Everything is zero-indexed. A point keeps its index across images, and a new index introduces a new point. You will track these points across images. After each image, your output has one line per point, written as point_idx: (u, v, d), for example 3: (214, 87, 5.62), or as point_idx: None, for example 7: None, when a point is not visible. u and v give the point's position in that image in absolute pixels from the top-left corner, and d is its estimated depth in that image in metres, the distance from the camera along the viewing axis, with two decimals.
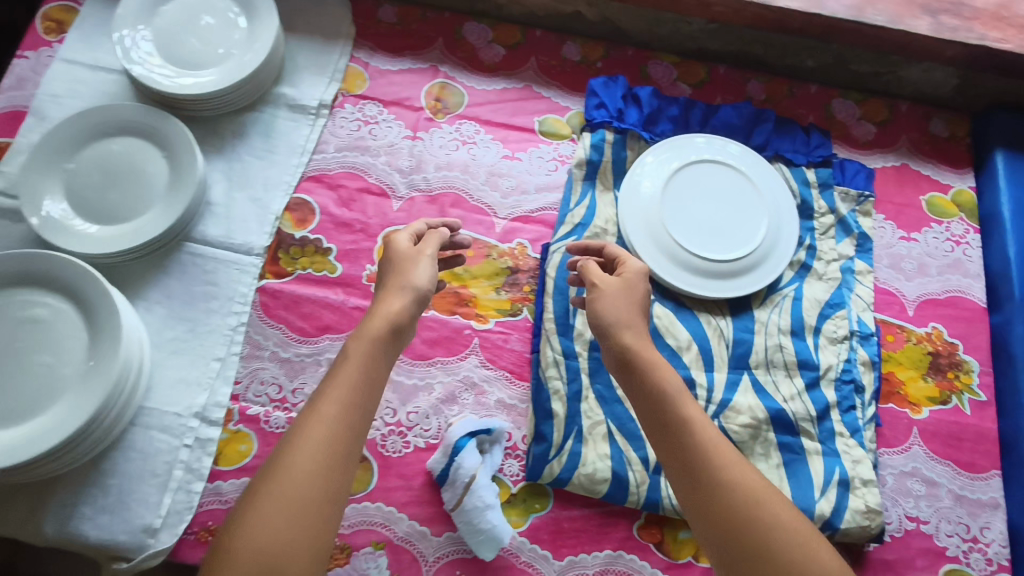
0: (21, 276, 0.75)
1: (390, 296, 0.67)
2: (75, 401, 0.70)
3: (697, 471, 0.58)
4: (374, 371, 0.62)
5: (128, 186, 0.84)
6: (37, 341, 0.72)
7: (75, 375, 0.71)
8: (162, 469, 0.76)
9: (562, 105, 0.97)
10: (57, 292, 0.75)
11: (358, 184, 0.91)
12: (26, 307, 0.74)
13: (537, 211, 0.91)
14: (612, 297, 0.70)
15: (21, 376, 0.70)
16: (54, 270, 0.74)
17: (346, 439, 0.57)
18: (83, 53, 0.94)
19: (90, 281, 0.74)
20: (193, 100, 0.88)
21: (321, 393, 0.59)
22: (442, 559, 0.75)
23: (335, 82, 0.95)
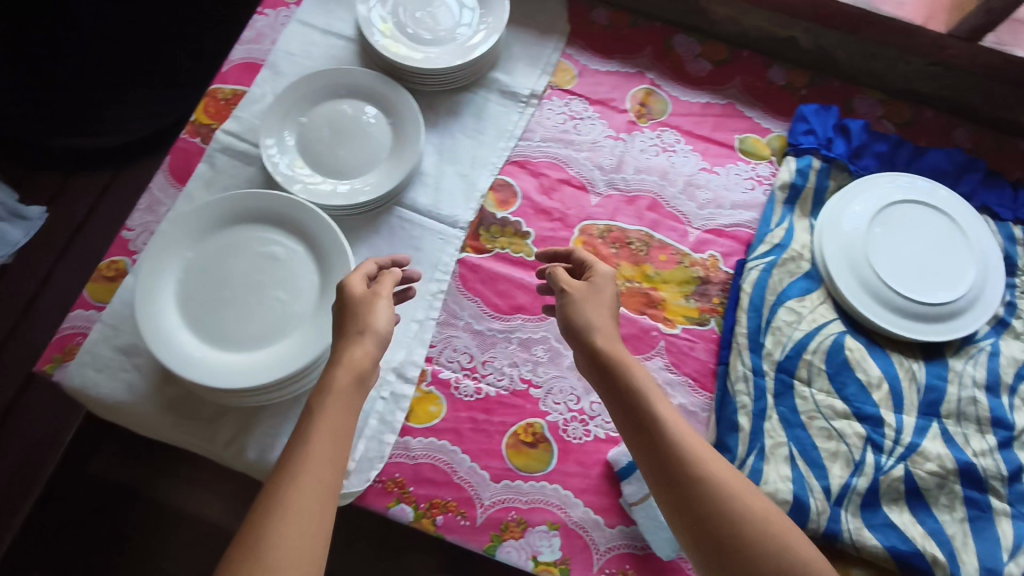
0: (264, 215, 0.80)
1: (359, 345, 0.66)
2: (304, 339, 0.74)
3: (657, 458, 0.63)
4: (344, 427, 0.61)
5: (354, 145, 0.89)
6: (273, 277, 0.78)
7: (305, 314, 0.76)
8: (357, 415, 0.80)
9: (763, 126, 0.97)
10: (294, 235, 0.80)
11: (560, 174, 0.93)
12: (265, 245, 0.79)
13: (730, 227, 0.91)
14: (600, 302, 0.73)
15: (260, 308, 0.76)
16: (294, 215, 0.80)
17: (326, 497, 0.56)
18: (316, 16, 1.00)
19: (326, 230, 0.78)
20: (422, 74, 0.92)
21: (300, 454, 0.58)
22: (613, 551, 0.76)
23: (546, 75, 0.98)
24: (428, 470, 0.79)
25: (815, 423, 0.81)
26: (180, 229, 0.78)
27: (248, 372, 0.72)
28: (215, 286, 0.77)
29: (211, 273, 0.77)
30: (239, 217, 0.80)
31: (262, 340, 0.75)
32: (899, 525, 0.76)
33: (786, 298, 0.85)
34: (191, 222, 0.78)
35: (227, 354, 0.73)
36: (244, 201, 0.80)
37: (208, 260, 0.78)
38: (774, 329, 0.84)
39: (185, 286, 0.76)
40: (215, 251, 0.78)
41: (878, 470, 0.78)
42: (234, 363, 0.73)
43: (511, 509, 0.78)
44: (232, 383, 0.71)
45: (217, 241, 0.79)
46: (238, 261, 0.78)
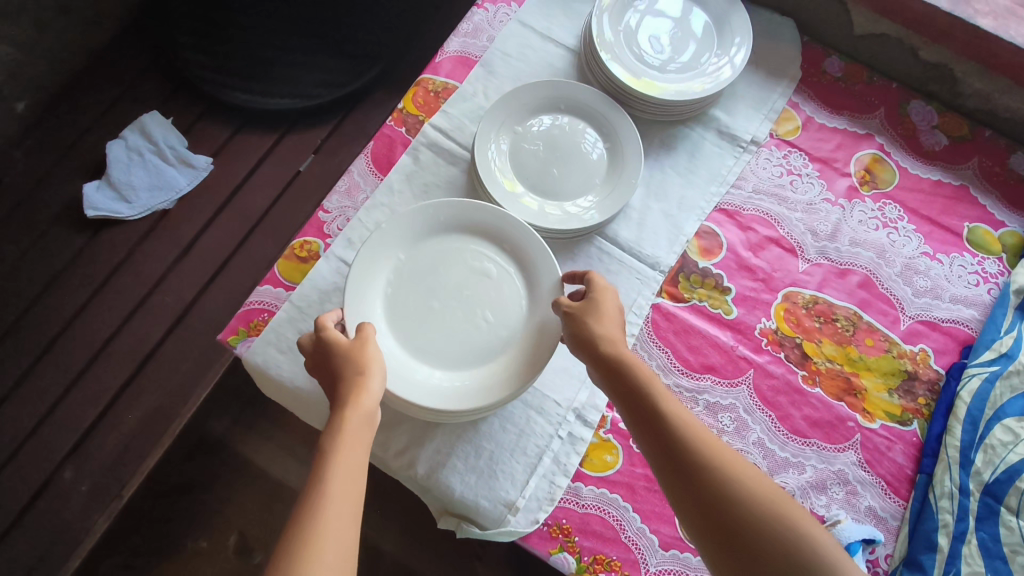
0: (479, 228, 0.78)
1: (363, 388, 0.60)
2: (506, 370, 0.72)
3: (665, 450, 0.59)
4: (359, 464, 0.55)
5: (568, 166, 0.85)
6: (480, 296, 0.75)
7: (507, 343, 0.74)
8: (532, 451, 0.76)
9: (997, 218, 0.89)
10: (505, 256, 0.78)
11: (769, 232, 0.88)
12: (477, 260, 0.77)
13: (946, 321, 0.85)
14: (600, 311, 0.69)
15: (463, 326, 0.74)
16: (512, 235, 0.77)
17: (351, 540, 0.50)
18: (538, 20, 0.97)
19: (543, 256, 0.76)
20: (654, 104, 0.88)
21: (315, 494, 0.51)
22: None
23: (769, 121, 0.92)
24: (595, 523, 0.74)
25: (1020, 559, 0.70)
26: (399, 226, 0.76)
27: (447, 393, 0.70)
28: (422, 293, 0.75)
29: (420, 278, 0.75)
30: (455, 225, 0.78)
31: (462, 360, 0.73)
32: None
33: (1005, 414, 0.77)
34: (411, 221, 0.76)
35: (427, 368, 0.72)
36: (464, 209, 0.78)
37: (419, 265, 0.76)
38: (986, 446, 0.76)
39: (395, 287, 0.74)
40: (428, 256, 0.77)
41: None
42: (431, 380, 0.71)
43: None
44: (430, 402, 0.68)
45: (430, 245, 0.77)
46: (448, 272, 0.76)
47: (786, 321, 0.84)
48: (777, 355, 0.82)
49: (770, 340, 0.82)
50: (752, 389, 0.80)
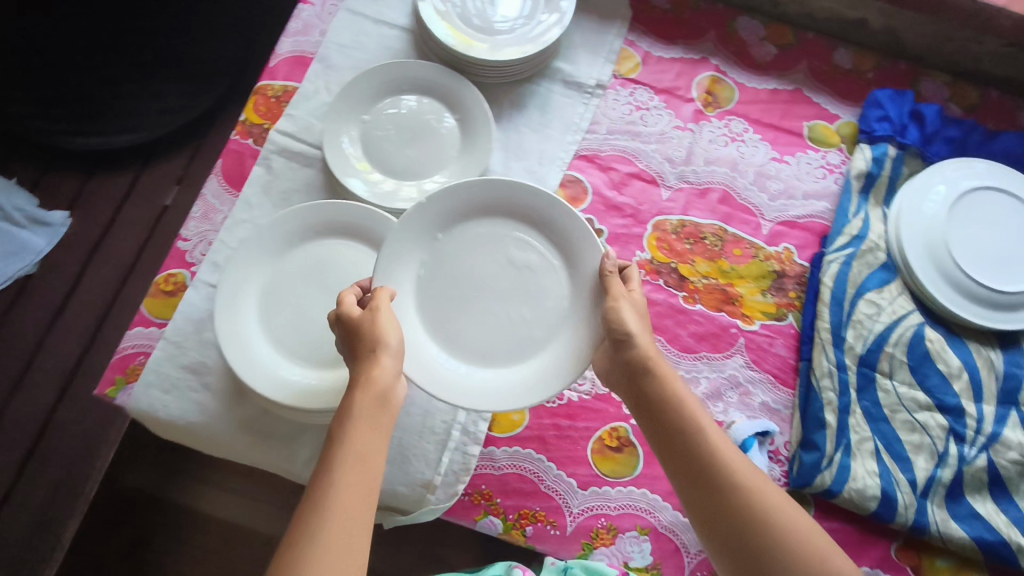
0: (507, 204, 0.74)
1: (376, 365, 0.59)
2: (551, 351, 0.72)
3: (698, 474, 0.60)
4: (375, 444, 0.54)
5: (420, 143, 0.85)
6: (509, 275, 0.73)
7: (540, 322, 0.72)
8: (440, 428, 0.78)
9: (831, 112, 0.95)
10: (536, 232, 0.74)
11: (629, 168, 0.91)
12: (523, 247, 0.74)
13: (802, 218, 0.91)
14: (633, 308, 0.69)
15: (513, 317, 0.73)
16: (546, 215, 0.73)
17: (362, 512, 0.49)
18: (365, 3, 0.95)
19: (575, 225, 0.72)
20: (503, 67, 0.89)
21: (326, 475, 0.50)
22: (704, 554, 0.76)
23: (610, 63, 0.95)
24: (514, 480, 0.77)
25: (898, 415, 0.81)
26: (427, 215, 0.72)
27: (478, 386, 0.70)
28: (455, 282, 0.73)
29: (449, 267, 0.73)
30: (495, 207, 0.74)
31: (529, 353, 0.72)
32: (985, 515, 0.78)
33: (866, 290, 0.85)
34: (445, 207, 0.72)
35: (323, 370, 0.71)
36: (503, 188, 0.73)
37: (453, 255, 0.74)
38: (854, 322, 0.84)
39: (429, 286, 0.73)
40: (462, 245, 0.74)
41: (961, 461, 0.79)
42: (332, 380, 0.70)
43: (601, 516, 0.77)
44: (462, 397, 0.68)
45: (461, 231, 0.74)
46: (485, 257, 0.74)
47: (659, 249, 0.87)
48: (657, 283, 0.85)
49: (647, 271, 0.86)
50: None
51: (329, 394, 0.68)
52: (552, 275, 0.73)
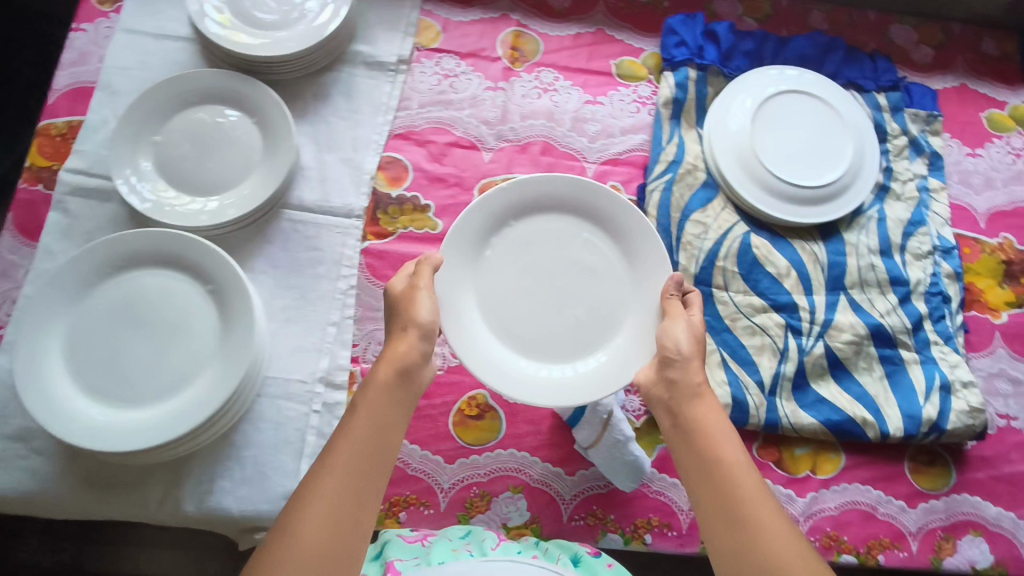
0: (581, 205, 0.77)
1: (398, 342, 0.62)
2: (573, 344, 0.73)
3: (714, 499, 0.55)
4: (391, 420, 0.57)
5: (220, 154, 0.82)
6: (584, 273, 0.76)
7: (596, 318, 0.74)
8: (294, 437, 0.77)
9: (636, 47, 0.97)
10: (612, 238, 0.76)
11: (447, 138, 0.90)
12: (595, 250, 0.76)
13: (624, 153, 0.92)
14: (688, 320, 0.67)
15: (570, 309, 0.74)
16: (625, 224, 0.75)
17: (368, 490, 0.53)
18: (141, 19, 0.90)
19: (601, 201, 0.75)
20: (304, 58, 0.86)
21: (344, 434, 0.56)
22: (578, 497, 0.79)
23: (409, 36, 0.93)
24: None
25: (739, 323, 0.84)
26: (490, 211, 0.75)
27: (518, 375, 0.71)
28: (515, 277, 0.75)
29: (511, 262, 0.75)
30: (535, 204, 0.76)
31: (544, 346, 0.73)
32: (829, 397, 0.82)
33: (690, 211, 0.88)
34: (502, 203, 0.75)
35: (125, 409, 0.69)
36: (581, 188, 0.76)
37: (520, 248, 0.76)
38: (684, 244, 0.86)
39: (486, 285, 0.75)
40: (541, 240, 0.76)
41: (801, 353, 0.83)
42: (134, 419, 0.69)
43: (472, 485, 0.78)
44: (523, 392, 0.69)
45: (527, 228, 0.77)
46: (552, 253, 0.76)
47: None
48: None
49: None
50: None
51: (136, 436, 0.68)
52: (613, 273, 0.76)
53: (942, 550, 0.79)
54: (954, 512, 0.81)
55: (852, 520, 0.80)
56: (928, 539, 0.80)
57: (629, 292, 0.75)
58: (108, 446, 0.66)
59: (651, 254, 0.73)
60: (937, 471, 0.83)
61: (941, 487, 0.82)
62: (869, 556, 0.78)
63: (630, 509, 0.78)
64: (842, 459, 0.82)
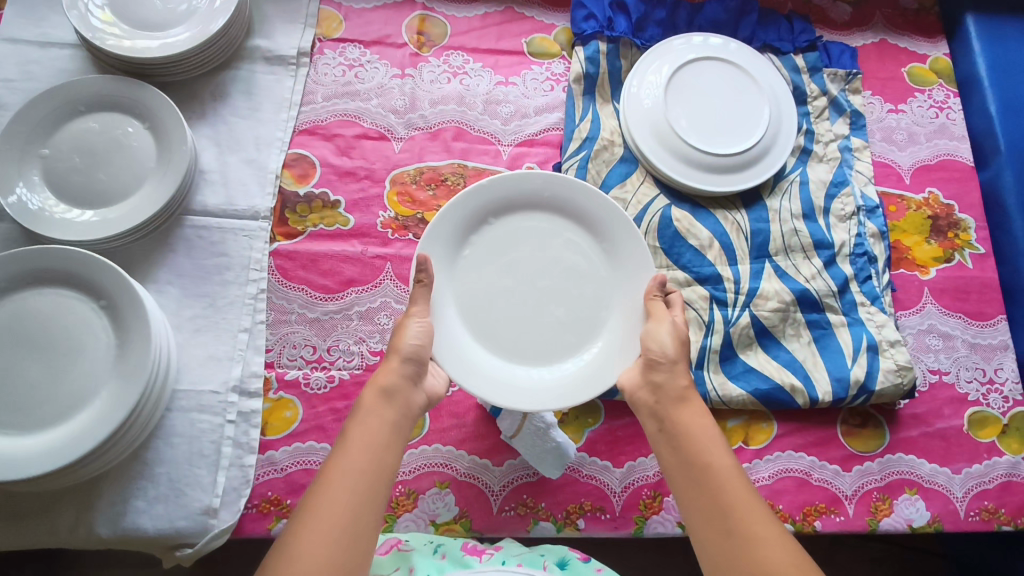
0: (559, 203, 0.75)
1: (386, 365, 0.62)
2: (554, 346, 0.72)
3: (711, 507, 0.56)
4: (382, 441, 0.58)
5: (113, 163, 0.79)
6: (566, 273, 0.74)
7: (580, 318, 0.73)
8: (209, 449, 0.73)
9: (547, 23, 0.95)
10: (591, 237, 0.75)
11: (355, 130, 0.87)
12: (575, 250, 0.75)
13: (540, 134, 0.90)
14: (674, 325, 0.66)
15: (555, 308, 0.73)
16: (605, 222, 0.74)
17: (366, 512, 0.54)
18: (22, 27, 0.86)
19: (580, 195, 0.74)
20: (192, 57, 0.83)
21: (339, 454, 0.56)
22: (508, 487, 0.76)
23: (310, 28, 0.90)
24: (301, 477, 0.74)
25: None
26: (468, 210, 0.73)
27: (502, 378, 0.69)
28: (496, 277, 0.73)
29: (492, 261, 0.74)
30: (512, 202, 0.75)
31: (529, 347, 0.72)
32: (757, 367, 0.81)
33: (608, 188, 0.86)
34: (481, 202, 0.73)
35: (16, 436, 0.66)
36: (560, 187, 0.74)
37: (499, 248, 0.74)
38: None
39: (467, 287, 0.73)
40: (521, 239, 0.75)
41: (727, 324, 0.82)
42: (27, 445, 0.66)
43: (397, 484, 0.75)
44: (505, 394, 0.67)
45: (506, 228, 0.75)
46: (531, 254, 0.74)
47: (401, 204, 0.85)
48: (407, 238, 0.84)
49: (394, 229, 0.84)
50: (396, 278, 0.82)
51: (29, 463, 0.64)
52: (594, 272, 0.74)
53: (879, 511, 0.78)
54: (889, 472, 0.80)
55: (786, 488, 0.78)
56: (864, 501, 0.78)
57: (611, 290, 0.74)
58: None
59: (632, 251, 0.72)
60: (869, 433, 0.82)
61: (875, 448, 0.81)
62: (805, 523, 0.77)
63: (561, 495, 0.76)
64: (775, 427, 0.81)
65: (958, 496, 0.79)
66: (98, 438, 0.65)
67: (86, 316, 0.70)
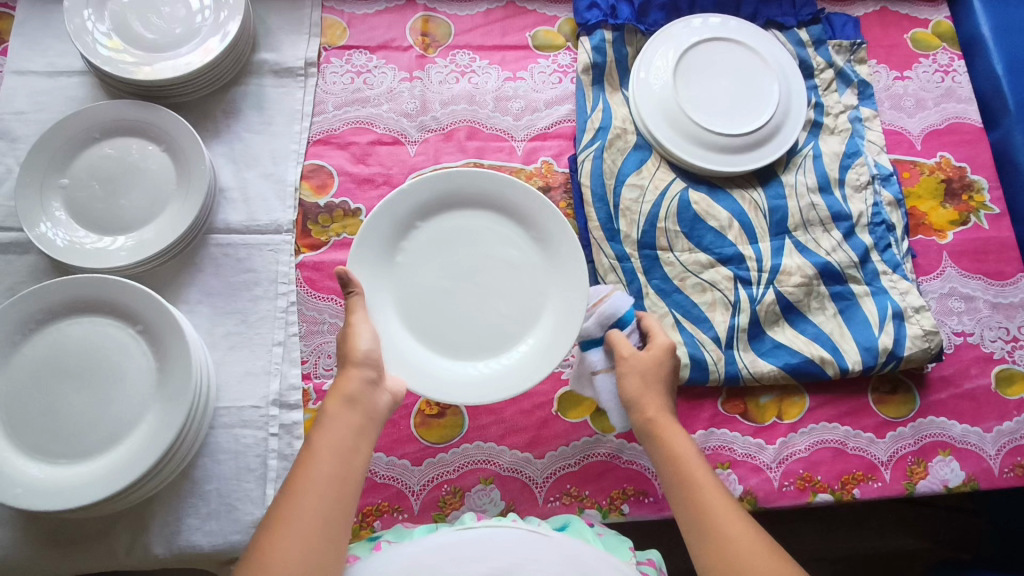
0: (484, 198, 0.78)
1: (344, 373, 0.63)
2: (497, 339, 0.75)
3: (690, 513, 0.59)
4: (345, 444, 0.58)
5: (133, 188, 0.79)
6: (502, 266, 0.77)
7: (519, 309, 0.76)
8: (256, 463, 0.74)
9: (549, 16, 0.96)
10: (523, 227, 0.78)
11: (369, 137, 0.88)
12: (509, 243, 0.78)
13: (552, 127, 0.90)
14: (649, 370, 0.68)
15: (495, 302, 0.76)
16: (533, 212, 0.77)
17: (337, 512, 0.54)
18: (30, 58, 0.86)
19: (502, 185, 0.77)
20: (205, 74, 0.82)
21: (303, 460, 0.56)
22: (551, 478, 0.77)
23: (315, 37, 0.90)
24: None
25: (688, 281, 0.84)
26: (395, 217, 0.76)
27: (448, 376, 0.73)
28: (433, 277, 0.77)
29: (427, 262, 0.77)
30: (439, 203, 0.78)
31: (473, 342, 0.75)
32: (786, 342, 0.82)
33: (625, 176, 0.86)
34: (406, 207, 0.76)
35: (70, 465, 0.67)
36: (483, 181, 0.77)
37: (433, 248, 0.77)
38: (623, 211, 0.85)
39: (406, 290, 0.76)
40: (454, 239, 0.78)
41: (753, 302, 0.83)
42: (79, 474, 0.67)
43: (443, 483, 0.76)
44: (452, 392, 0.71)
45: (435, 230, 0.78)
46: (465, 250, 0.77)
47: None
48: None
49: None
50: None
51: (85, 489, 0.65)
52: (529, 260, 0.77)
53: (915, 475, 0.79)
54: (922, 435, 0.81)
55: (823, 458, 0.79)
56: (900, 466, 0.80)
57: (548, 277, 0.77)
58: (58, 505, 0.64)
59: (563, 239, 0.75)
60: (901, 399, 0.83)
61: (907, 413, 0.82)
62: (844, 491, 0.78)
63: (604, 482, 0.77)
64: (807, 400, 0.82)
65: (991, 454, 0.81)
66: (149, 461, 0.66)
67: (124, 342, 0.71)
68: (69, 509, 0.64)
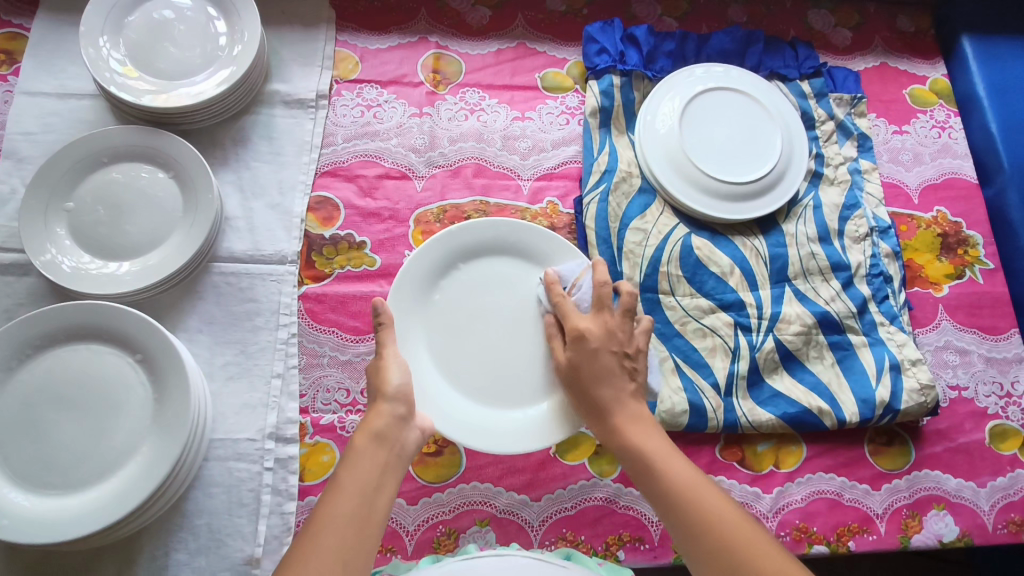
0: (524, 248, 0.80)
1: (373, 410, 0.62)
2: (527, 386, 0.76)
3: (662, 497, 0.59)
4: (370, 483, 0.57)
5: (139, 214, 0.78)
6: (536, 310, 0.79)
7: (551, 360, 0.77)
8: (249, 498, 0.73)
9: (559, 58, 0.98)
10: (552, 274, 0.80)
11: (376, 170, 0.88)
12: (542, 289, 0.79)
13: (558, 167, 0.92)
14: (597, 373, 0.66)
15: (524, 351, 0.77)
16: (567, 262, 0.79)
17: (359, 549, 0.53)
18: (41, 80, 0.86)
19: (542, 237, 0.79)
20: (219, 103, 0.83)
21: (325, 498, 0.55)
22: (547, 522, 0.77)
23: (326, 70, 0.91)
24: None
25: (689, 326, 0.84)
26: (431, 261, 0.78)
27: (475, 420, 0.74)
28: (467, 322, 0.78)
29: (464, 304, 0.78)
30: (478, 247, 0.80)
31: (504, 387, 0.76)
32: (784, 391, 0.83)
33: (629, 220, 0.87)
34: (443, 250, 0.78)
35: (60, 496, 0.65)
36: (523, 233, 0.79)
37: (468, 292, 0.79)
38: (627, 254, 0.86)
39: (441, 334, 0.77)
40: (487, 285, 0.79)
41: (752, 349, 0.83)
42: (70, 505, 0.65)
43: (438, 524, 0.75)
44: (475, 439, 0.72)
45: (471, 273, 0.79)
46: (501, 295, 0.79)
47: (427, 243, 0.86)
48: None
49: None
50: None
51: (75, 522, 0.64)
52: None
53: (909, 528, 0.79)
54: (917, 488, 0.81)
55: (819, 509, 0.79)
56: (894, 519, 0.80)
57: None
58: (45, 537, 0.62)
59: None
60: (896, 450, 0.83)
61: (902, 466, 0.82)
62: (839, 543, 0.78)
63: (600, 527, 0.77)
64: (805, 450, 0.82)
65: (985, 510, 0.81)
66: (143, 494, 0.64)
67: (123, 371, 0.70)
68: (58, 542, 0.62)
